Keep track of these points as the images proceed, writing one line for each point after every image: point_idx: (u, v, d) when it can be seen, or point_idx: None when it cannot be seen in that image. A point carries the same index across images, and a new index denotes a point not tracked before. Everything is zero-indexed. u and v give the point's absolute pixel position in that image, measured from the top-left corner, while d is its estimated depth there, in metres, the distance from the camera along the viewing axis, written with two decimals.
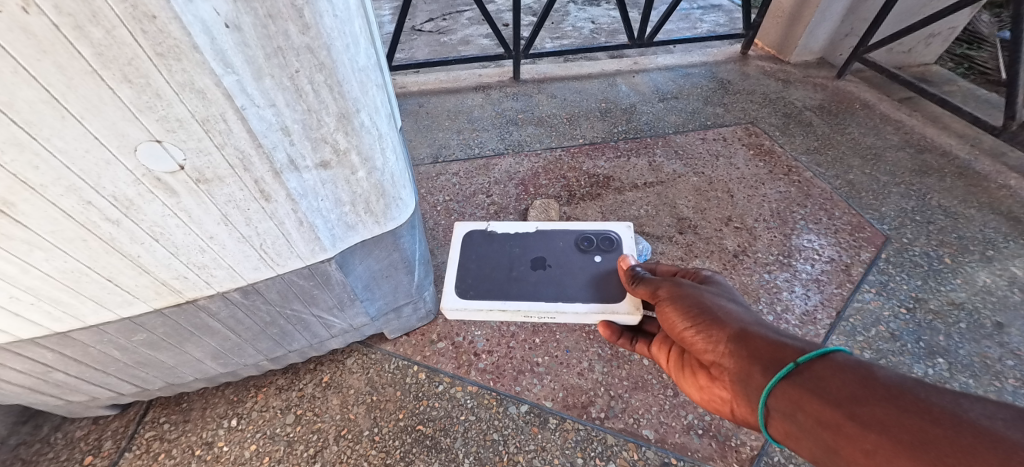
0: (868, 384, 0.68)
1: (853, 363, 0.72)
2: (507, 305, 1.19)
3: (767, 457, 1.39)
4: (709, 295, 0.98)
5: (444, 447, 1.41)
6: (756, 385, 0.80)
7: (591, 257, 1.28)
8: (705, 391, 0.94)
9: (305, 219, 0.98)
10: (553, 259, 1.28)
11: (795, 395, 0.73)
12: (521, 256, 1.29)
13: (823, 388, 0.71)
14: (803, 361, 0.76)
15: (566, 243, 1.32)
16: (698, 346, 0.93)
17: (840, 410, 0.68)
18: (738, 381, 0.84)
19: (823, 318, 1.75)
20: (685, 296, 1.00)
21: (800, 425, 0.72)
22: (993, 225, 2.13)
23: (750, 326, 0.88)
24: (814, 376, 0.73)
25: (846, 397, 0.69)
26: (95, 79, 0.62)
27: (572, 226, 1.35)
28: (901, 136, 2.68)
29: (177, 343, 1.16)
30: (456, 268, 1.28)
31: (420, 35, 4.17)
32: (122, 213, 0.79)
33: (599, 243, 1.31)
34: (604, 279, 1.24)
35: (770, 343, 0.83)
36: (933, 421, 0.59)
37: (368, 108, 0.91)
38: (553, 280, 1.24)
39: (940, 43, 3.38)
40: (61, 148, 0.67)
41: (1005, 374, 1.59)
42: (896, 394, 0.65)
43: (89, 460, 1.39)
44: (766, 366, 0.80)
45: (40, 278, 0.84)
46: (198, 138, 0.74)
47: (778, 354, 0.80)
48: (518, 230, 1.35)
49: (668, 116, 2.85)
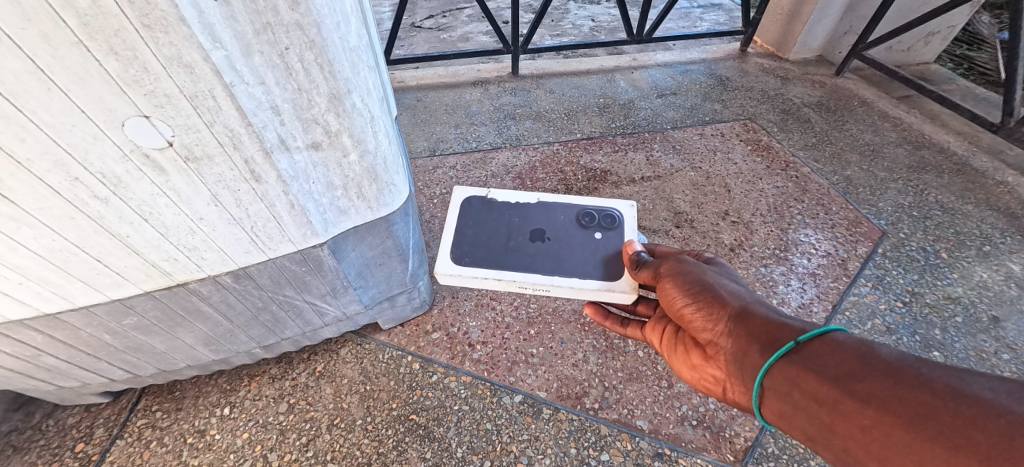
0: (867, 361, 0.69)
1: (853, 341, 0.72)
2: (502, 275, 1.18)
3: (761, 448, 1.39)
4: (711, 274, 0.98)
5: (437, 437, 1.41)
6: (752, 364, 0.81)
7: (591, 234, 1.26)
8: (698, 370, 0.97)
9: (296, 202, 0.97)
10: (552, 233, 1.27)
11: (792, 373, 0.74)
12: (520, 227, 1.29)
13: (821, 365, 0.71)
14: (802, 339, 0.76)
15: (567, 217, 1.31)
16: (696, 325, 0.94)
17: (837, 387, 0.68)
18: (734, 360, 0.85)
19: (818, 311, 1.75)
20: (686, 272, 1.00)
21: (795, 403, 0.73)
22: (990, 221, 2.13)
23: (750, 306, 0.89)
24: (812, 354, 0.73)
25: (844, 373, 0.69)
26: (81, 50, 0.62)
27: (576, 200, 1.34)
28: (899, 132, 2.68)
29: (168, 328, 1.15)
30: (451, 235, 1.26)
31: (419, 31, 4.17)
32: (110, 190, 0.79)
33: (600, 220, 1.29)
34: (603, 255, 1.23)
35: (769, 322, 0.84)
36: (933, 396, 0.60)
37: (360, 89, 0.90)
38: (550, 253, 1.23)
39: (939, 41, 3.38)
40: (47, 122, 0.67)
41: (1001, 368, 1.59)
42: (896, 370, 0.65)
43: (81, 447, 1.38)
44: (763, 346, 0.81)
45: (28, 257, 0.83)
46: (187, 115, 0.74)
47: (776, 334, 0.81)
48: (518, 201, 1.34)
49: (667, 111, 2.84)
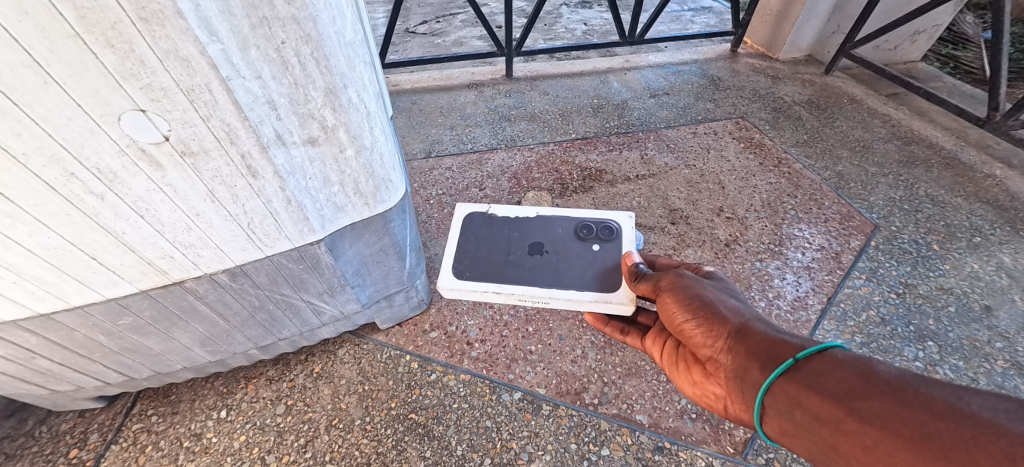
0: (867, 378, 0.69)
1: (853, 359, 0.73)
2: (501, 289, 1.19)
3: (760, 440, 1.39)
4: (710, 290, 0.98)
5: (436, 435, 1.40)
6: (753, 381, 0.82)
7: (589, 246, 1.26)
8: (699, 386, 0.97)
9: (293, 198, 0.97)
10: (550, 246, 1.27)
11: (793, 392, 0.74)
12: (519, 241, 1.29)
13: (821, 384, 0.72)
14: (802, 356, 0.77)
15: (565, 230, 1.31)
16: (696, 340, 0.94)
17: (838, 406, 0.69)
18: (735, 377, 0.86)
19: (814, 303, 1.76)
20: (685, 287, 0.99)
21: (797, 421, 0.74)
22: (980, 213, 2.16)
23: (749, 322, 0.89)
24: (812, 371, 0.74)
25: (845, 391, 0.70)
26: (78, 43, 0.62)
27: (574, 213, 1.34)
28: (889, 128, 2.72)
29: (163, 328, 1.14)
30: (454, 249, 1.28)
31: (413, 37, 4.19)
32: (106, 186, 0.79)
33: (598, 232, 1.29)
34: (601, 267, 1.22)
35: (769, 339, 0.85)
36: (934, 415, 0.61)
37: (355, 84, 0.91)
38: (548, 266, 1.23)
39: (925, 40, 3.44)
40: (43, 116, 0.67)
41: (995, 356, 1.60)
42: (896, 389, 0.66)
43: (75, 453, 1.36)
44: (764, 363, 0.81)
45: (23, 255, 0.83)
46: (183, 109, 0.74)
47: (776, 351, 0.82)
48: (518, 216, 1.34)
49: (660, 111, 2.87)
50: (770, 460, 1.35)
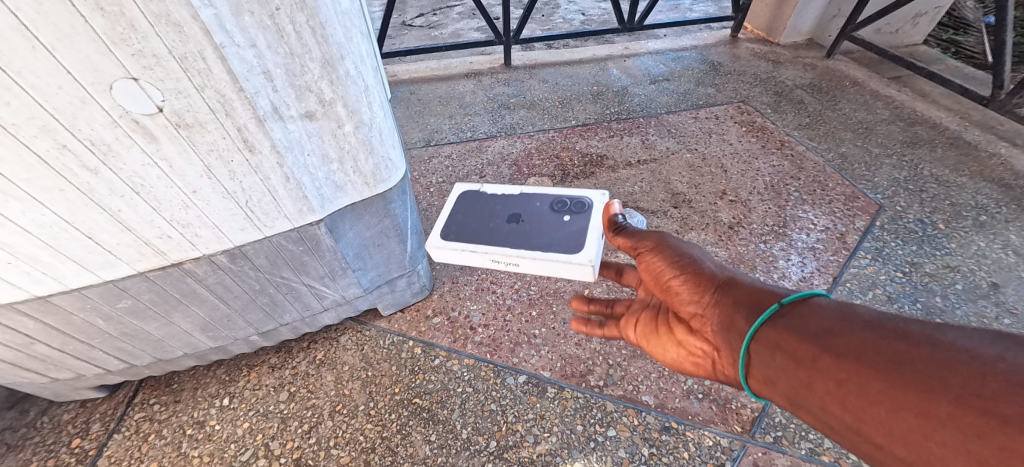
0: (849, 318, 0.61)
1: (835, 303, 0.65)
2: (477, 248, 1.18)
3: (768, 418, 1.37)
4: (696, 246, 0.92)
5: (441, 419, 1.39)
6: (729, 330, 0.73)
7: (563, 216, 1.22)
8: (675, 345, 0.88)
9: (292, 175, 0.95)
10: (527, 215, 1.25)
11: (768, 335, 0.66)
12: (502, 210, 1.28)
13: (799, 326, 0.64)
14: (784, 301, 0.68)
15: (545, 203, 1.28)
16: (675, 293, 0.86)
17: (815, 344, 0.60)
18: (712, 327, 0.77)
19: (819, 283, 1.74)
20: (671, 241, 0.93)
21: (773, 367, 0.65)
22: (986, 192, 2.14)
23: (733, 275, 0.82)
24: (791, 315, 0.66)
25: (823, 331, 0.61)
26: (66, 5, 0.60)
27: (556, 190, 1.31)
28: (892, 110, 2.70)
29: (163, 312, 1.13)
30: (445, 216, 1.28)
31: (410, 30, 4.15)
32: (100, 160, 0.77)
33: (575, 205, 1.25)
34: (571, 235, 1.17)
35: (751, 288, 0.77)
36: (911, 343, 0.52)
37: (352, 55, 0.89)
38: (520, 233, 1.20)
39: (927, 23, 3.41)
40: (33, 84, 0.65)
41: (1003, 332, 1.58)
42: (880, 323, 0.57)
43: (78, 443, 1.35)
44: (742, 311, 0.73)
45: (17, 234, 0.81)
46: (177, 78, 0.72)
47: (758, 298, 0.73)
48: (508, 190, 1.34)
49: (660, 97, 2.84)
50: (777, 437, 1.33)
